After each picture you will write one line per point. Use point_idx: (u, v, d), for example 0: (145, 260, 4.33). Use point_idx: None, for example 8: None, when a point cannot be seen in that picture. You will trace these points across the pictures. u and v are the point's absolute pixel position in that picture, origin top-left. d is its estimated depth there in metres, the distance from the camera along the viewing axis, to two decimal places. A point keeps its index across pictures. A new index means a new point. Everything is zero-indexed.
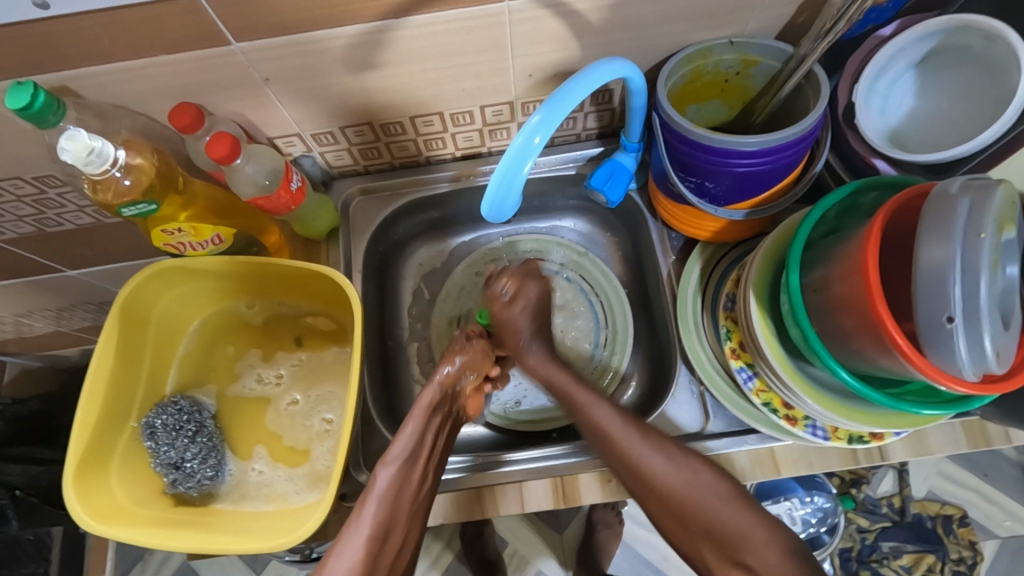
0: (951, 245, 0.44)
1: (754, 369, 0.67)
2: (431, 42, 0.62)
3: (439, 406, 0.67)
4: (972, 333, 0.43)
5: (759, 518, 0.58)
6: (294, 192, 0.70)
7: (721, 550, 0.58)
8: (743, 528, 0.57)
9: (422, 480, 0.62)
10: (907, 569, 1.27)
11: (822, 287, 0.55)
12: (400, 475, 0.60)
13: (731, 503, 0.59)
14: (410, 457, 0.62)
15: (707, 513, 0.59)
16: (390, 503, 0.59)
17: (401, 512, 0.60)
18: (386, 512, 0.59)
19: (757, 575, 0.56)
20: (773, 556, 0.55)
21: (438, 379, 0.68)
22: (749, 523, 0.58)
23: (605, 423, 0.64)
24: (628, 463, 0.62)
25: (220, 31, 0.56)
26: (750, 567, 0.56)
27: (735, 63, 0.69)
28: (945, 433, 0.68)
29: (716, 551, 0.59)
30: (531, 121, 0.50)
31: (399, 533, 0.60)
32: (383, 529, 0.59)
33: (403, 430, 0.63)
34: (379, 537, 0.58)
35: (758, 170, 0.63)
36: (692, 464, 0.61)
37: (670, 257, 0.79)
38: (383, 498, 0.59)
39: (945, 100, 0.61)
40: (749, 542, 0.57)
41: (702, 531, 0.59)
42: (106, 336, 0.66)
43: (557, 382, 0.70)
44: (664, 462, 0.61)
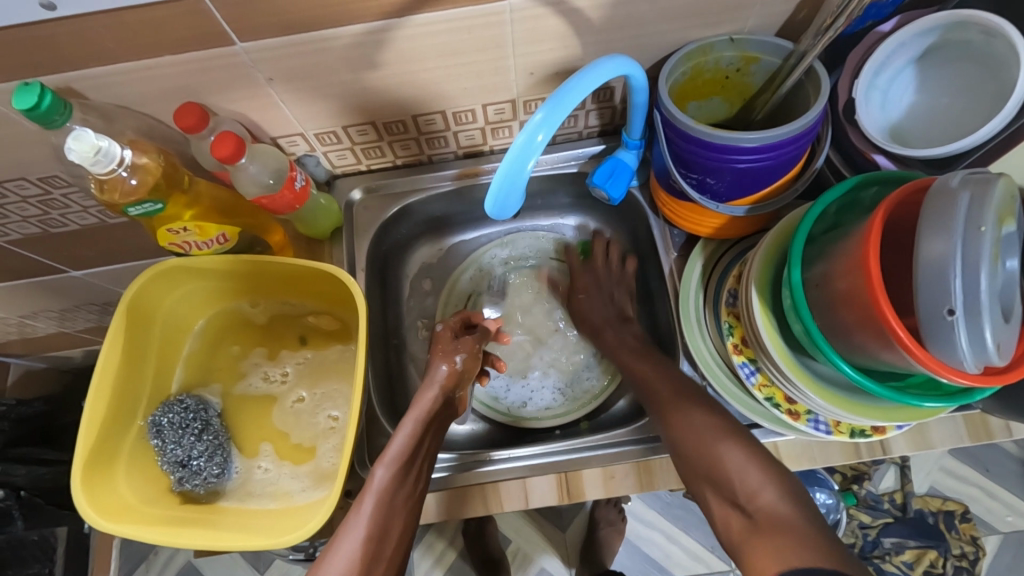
0: (951, 240, 0.44)
1: (757, 364, 0.68)
2: (432, 41, 0.63)
3: (440, 407, 0.70)
4: (974, 325, 0.44)
5: (758, 460, 0.57)
6: (298, 191, 0.71)
7: (722, 495, 0.57)
8: (744, 472, 0.56)
9: (415, 483, 0.63)
10: (909, 565, 1.27)
11: (824, 283, 0.56)
12: (394, 473, 0.62)
13: (732, 443, 0.59)
14: (401, 459, 0.63)
15: (712, 456, 0.59)
16: (385, 505, 0.60)
17: (396, 514, 0.61)
18: (380, 516, 0.60)
19: (753, 515, 0.54)
20: (770, 498, 0.54)
21: (434, 379, 0.72)
22: (748, 464, 0.57)
23: (652, 380, 0.69)
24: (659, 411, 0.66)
25: (223, 32, 0.56)
26: (744, 507, 0.55)
27: (735, 60, 0.69)
28: (947, 427, 0.68)
29: (716, 493, 0.58)
30: (534, 118, 0.50)
31: (396, 537, 0.60)
32: (381, 532, 0.59)
33: (400, 428, 0.65)
34: (375, 534, 0.59)
35: (759, 167, 0.63)
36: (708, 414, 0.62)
37: (672, 254, 0.80)
38: (378, 499, 0.60)
39: (945, 96, 0.62)
40: (751, 481, 0.56)
41: (705, 473, 0.59)
42: (112, 337, 0.66)
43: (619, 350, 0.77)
44: (689, 409, 0.63)
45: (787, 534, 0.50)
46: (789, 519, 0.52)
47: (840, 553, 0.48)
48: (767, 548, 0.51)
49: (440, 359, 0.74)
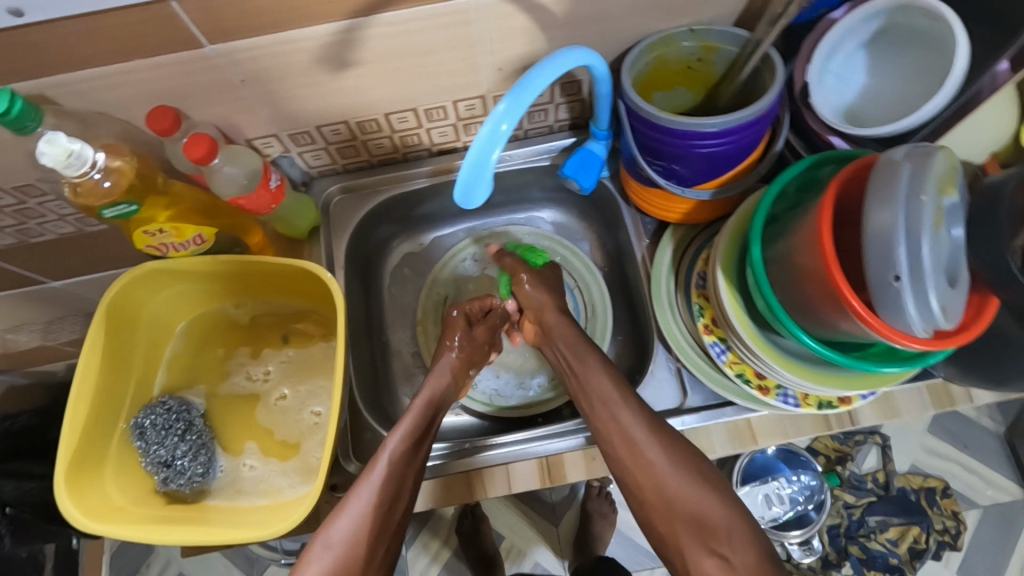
0: (894, 209, 0.46)
1: (727, 343, 0.70)
2: (401, 40, 0.64)
3: (450, 385, 0.75)
4: (919, 290, 0.46)
5: (722, 497, 0.61)
6: (273, 190, 0.71)
7: (702, 542, 0.59)
8: (730, 529, 0.59)
9: (423, 455, 0.66)
10: (893, 542, 1.31)
11: (787, 260, 0.58)
12: (407, 441, 0.65)
13: (709, 494, 0.61)
14: (412, 429, 0.66)
15: (695, 507, 0.60)
16: (396, 475, 0.62)
17: (406, 484, 0.63)
18: (391, 483, 0.62)
19: (730, 562, 0.58)
20: (747, 553, 0.58)
21: (444, 368, 0.76)
22: (716, 503, 0.61)
23: (601, 391, 0.67)
24: (626, 438, 0.64)
25: (193, 35, 0.57)
26: (725, 559, 0.58)
27: (696, 49, 0.71)
28: (912, 397, 0.71)
29: (693, 538, 0.60)
30: (498, 109, 0.52)
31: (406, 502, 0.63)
32: (390, 503, 0.61)
33: (408, 411, 0.69)
34: (385, 501, 0.61)
35: (722, 151, 0.65)
36: (683, 464, 0.62)
37: (644, 241, 0.82)
38: (392, 464, 0.62)
39: (894, 77, 0.64)
40: (730, 532, 0.59)
41: (682, 517, 0.61)
42: (93, 340, 0.67)
43: (580, 368, 0.71)
44: (671, 457, 0.63)
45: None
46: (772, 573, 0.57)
47: None
48: None
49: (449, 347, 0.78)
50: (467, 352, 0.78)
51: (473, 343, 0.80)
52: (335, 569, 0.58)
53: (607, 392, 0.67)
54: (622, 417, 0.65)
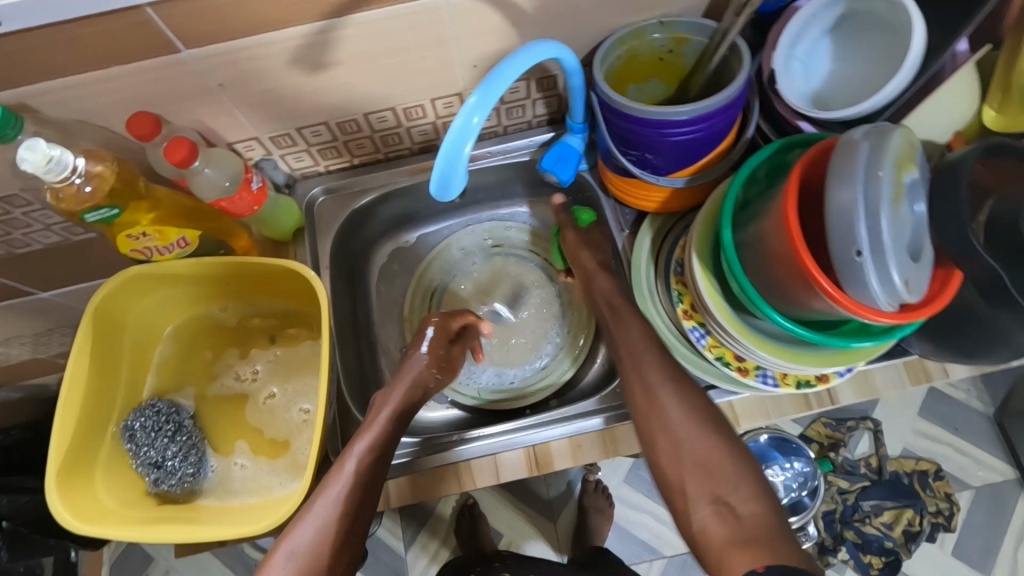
0: (852, 186, 0.48)
1: (706, 327, 0.71)
2: (375, 39, 0.66)
3: (419, 399, 0.74)
4: (879, 264, 0.48)
5: (733, 449, 0.59)
6: (256, 192, 0.72)
7: (707, 492, 0.57)
8: (732, 477, 0.57)
9: (390, 460, 0.67)
10: (888, 525, 1.34)
11: (758, 242, 0.59)
12: (374, 448, 0.66)
13: (718, 440, 0.60)
14: (380, 437, 0.67)
15: (699, 453, 0.59)
16: (359, 486, 0.63)
17: (369, 495, 0.64)
18: (356, 490, 0.63)
19: (736, 514, 0.55)
20: (753, 506, 0.55)
21: (416, 379, 0.75)
22: (726, 454, 0.59)
23: (627, 340, 0.70)
24: (642, 383, 0.65)
25: (170, 40, 0.59)
26: (730, 507, 0.56)
27: (667, 41, 0.73)
28: (889, 374, 0.73)
29: (699, 486, 0.58)
30: (469, 102, 0.53)
31: (372, 506, 0.64)
32: (355, 509, 0.63)
33: (372, 422, 0.69)
34: (348, 512, 0.62)
35: (693, 138, 0.67)
36: (698, 413, 0.62)
37: (624, 231, 0.83)
38: (358, 472, 0.64)
39: (857, 62, 0.66)
40: (737, 485, 0.57)
41: (691, 463, 0.59)
42: (81, 346, 0.67)
43: (619, 315, 0.72)
44: (688, 406, 0.62)
45: (774, 550, 0.51)
46: (773, 529, 0.53)
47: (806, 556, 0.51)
48: (748, 559, 0.51)
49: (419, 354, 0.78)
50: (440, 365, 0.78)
51: (444, 350, 0.79)
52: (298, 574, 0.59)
53: (635, 341, 0.69)
54: (643, 365, 0.67)
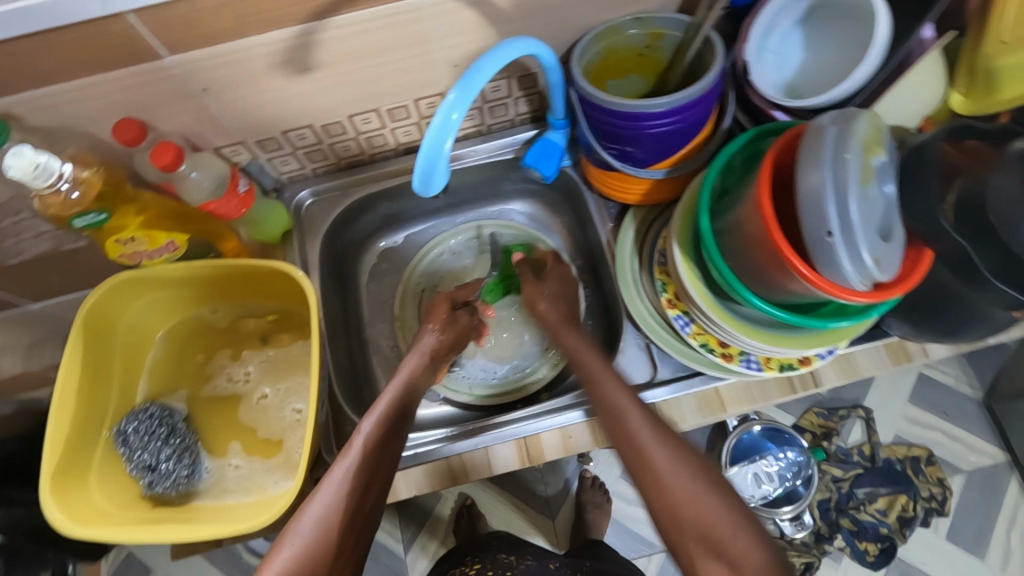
0: (821, 169, 0.49)
1: (690, 315, 0.72)
2: (356, 41, 0.67)
3: (426, 370, 0.73)
4: (850, 243, 0.49)
5: (727, 500, 0.53)
6: (243, 195, 0.74)
7: (711, 553, 0.51)
8: (737, 537, 0.51)
9: (399, 438, 0.64)
10: (882, 512, 1.35)
11: (735, 228, 0.61)
12: (381, 426, 0.63)
13: (712, 495, 0.53)
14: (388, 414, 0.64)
15: (701, 515, 0.52)
16: (369, 460, 0.60)
17: (380, 469, 0.61)
18: (367, 466, 0.59)
19: None
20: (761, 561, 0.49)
21: (423, 346, 0.74)
22: (720, 503, 0.53)
23: (602, 378, 0.64)
24: (622, 428, 0.60)
25: (153, 46, 0.59)
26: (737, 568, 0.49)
27: (643, 37, 0.74)
28: (871, 356, 0.74)
29: (700, 548, 0.52)
30: (448, 98, 0.54)
31: (380, 487, 0.60)
32: (364, 488, 0.58)
33: (380, 397, 0.67)
34: (359, 486, 0.58)
35: (671, 130, 0.68)
36: (690, 464, 0.56)
37: (608, 224, 0.85)
38: (368, 446, 0.61)
39: (826, 50, 0.68)
40: (741, 543, 0.50)
41: (688, 524, 0.53)
42: (73, 351, 0.68)
43: (593, 374, 0.65)
44: (680, 457, 0.56)
45: None
46: None
47: None
48: None
49: (429, 331, 0.77)
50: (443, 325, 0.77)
51: (448, 314, 0.79)
52: (304, 559, 0.54)
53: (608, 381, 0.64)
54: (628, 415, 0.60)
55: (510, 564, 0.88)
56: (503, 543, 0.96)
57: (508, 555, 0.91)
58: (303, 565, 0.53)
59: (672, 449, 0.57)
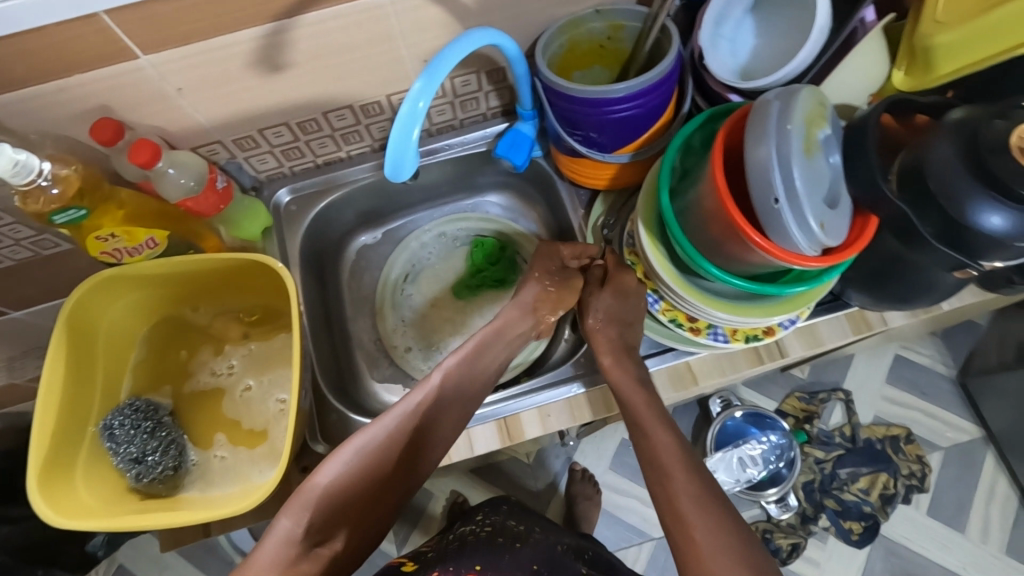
0: (765, 140, 0.52)
1: (659, 293, 0.75)
2: (326, 38, 0.69)
3: (524, 322, 0.74)
4: (795, 208, 0.52)
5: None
6: (221, 191, 0.75)
7: None
8: None
9: (474, 383, 0.69)
10: (865, 491, 1.39)
11: (694, 203, 0.64)
12: (458, 368, 0.68)
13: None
14: (472, 358, 0.69)
15: None
16: (441, 397, 0.66)
17: (445, 407, 0.66)
18: (438, 400, 0.65)
19: None
20: None
21: (526, 297, 0.74)
22: None
23: (649, 422, 0.64)
24: (665, 489, 0.58)
25: (127, 46, 0.61)
26: None
27: (604, 29, 0.78)
28: (833, 326, 0.78)
29: None
30: (413, 89, 0.57)
31: (445, 424, 0.66)
32: (426, 420, 0.64)
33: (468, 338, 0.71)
34: (425, 417, 0.64)
35: (632, 115, 0.71)
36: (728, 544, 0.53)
37: (580, 210, 0.87)
38: (444, 382, 0.66)
39: (774, 34, 0.72)
40: None
41: None
42: (54, 350, 0.69)
43: (641, 420, 0.65)
44: (720, 541, 0.53)
45: None
46: None
47: None
48: None
49: (531, 282, 0.75)
50: (553, 277, 0.74)
51: (556, 266, 0.76)
52: (364, 469, 0.59)
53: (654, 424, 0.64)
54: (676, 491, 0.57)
55: (520, 534, 0.83)
56: (514, 509, 0.91)
57: (520, 524, 0.86)
58: (359, 478, 0.58)
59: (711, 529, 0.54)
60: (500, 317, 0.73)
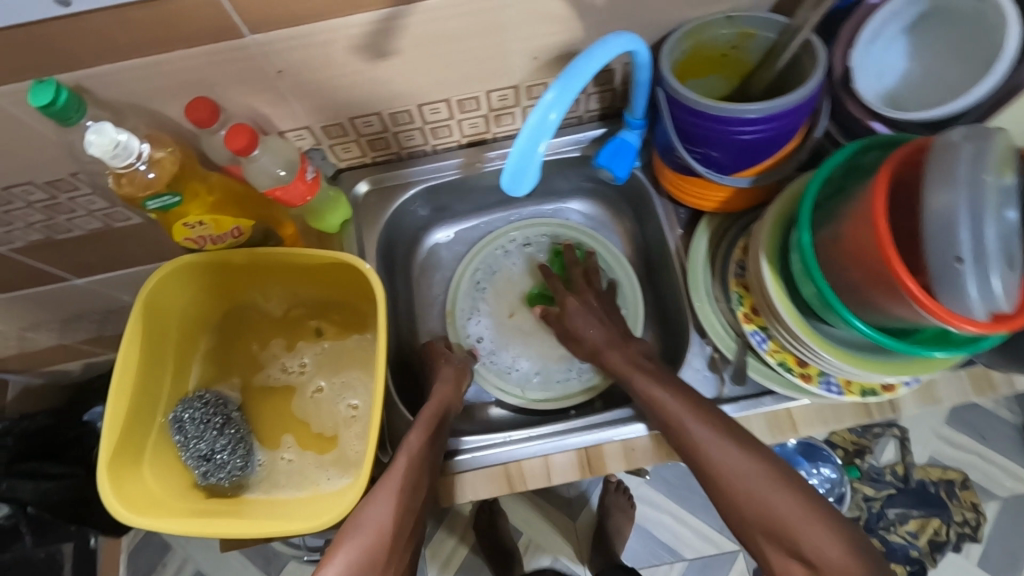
0: (954, 190, 0.46)
1: (768, 332, 0.69)
2: (438, 29, 0.64)
3: (455, 390, 0.77)
4: (982, 271, 0.46)
5: (813, 504, 0.56)
6: (310, 182, 0.70)
7: (784, 547, 0.56)
8: (811, 531, 0.55)
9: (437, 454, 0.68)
10: (913, 534, 1.32)
11: (835, 243, 0.57)
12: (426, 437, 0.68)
13: (784, 491, 0.57)
14: (430, 428, 0.69)
15: (769, 513, 0.57)
16: (418, 463, 0.65)
17: (426, 469, 0.66)
18: (413, 476, 0.64)
19: (818, 568, 0.54)
20: (837, 554, 0.53)
21: (446, 378, 0.79)
22: (800, 507, 0.56)
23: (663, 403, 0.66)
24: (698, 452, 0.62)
25: (236, 24, 0.57)
26: (810, 561, 0.55)
27: (732, 37, 0.71)
28: (952, 383, 0.71)
29: (776, 547, 0.57)
30: (546, 98, 0.51)
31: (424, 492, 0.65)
32: (411, 488, 0.63)
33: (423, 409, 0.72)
34: (410, 486, 0.63)
35: (761, 137, 0.65)
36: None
37: (678, 230, 0.81)
38: (411, 461, 0.64)
39: (937, 60, 0.64)
40: (816, 532, 0.55)
41: (763, 530, 0.57)
42: (131, 335, 0.66)
43: (665, 409, 0.65)
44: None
45: None
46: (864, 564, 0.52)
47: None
48: None
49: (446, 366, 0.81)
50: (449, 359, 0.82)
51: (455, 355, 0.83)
52: (368, 549, 0.59)
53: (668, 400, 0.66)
54: (803, 539, 0.55)
55: None
56: None
57: None
58: (367, 556, 0.59)
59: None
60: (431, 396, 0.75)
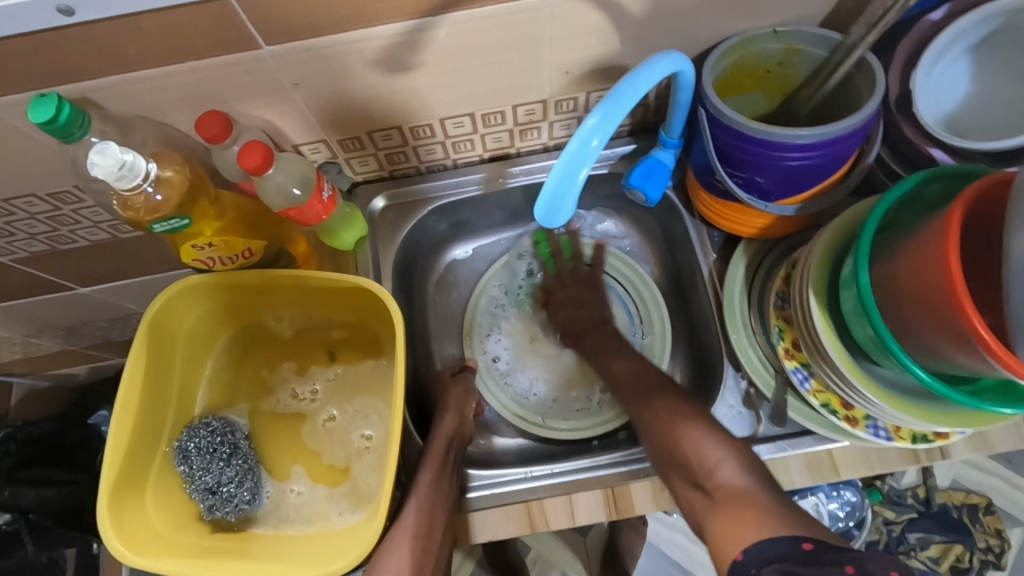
0: None
1: (810, 370, 0.65)
2: (465, 40, 0.60)
3: (457, 421, 0.72)
4: None
5: (716, 433, 0.59)
6: (325, 202, 0.66)
7: (688, 480, 0.58)
8: (713, 450, 0.57)
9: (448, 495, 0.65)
10: (935, 560, 1.23)
11: (892, 283, 0.53)
12: (434, 478, 0.65)
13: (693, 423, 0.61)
14: (440, 465, 0.66)
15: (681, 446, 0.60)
16: (427, 506, 0.63)
17: (438, 510, 0.64)
18: (423, 522, 0.63)
19: (711, 495, 0.55)
20: (728, 472, 0.56)
21: (455, 406, 0.74)
22: (701, 432, 0.59)
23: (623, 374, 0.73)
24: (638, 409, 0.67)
25: (251, 35, 0.53)
26: (707, 492, 0.56)
27: (777, 52, 0.66)
28: (1007, 430, 0.66)
29: (682, 479, 0.59)
30: (588, 124, 0.47)
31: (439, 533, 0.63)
32: (423, 535, 0.62)
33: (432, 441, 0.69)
34: (421, 529, 0.62)
35: (810, 164, 0.60)
36: (747, 510, 0.51)
37: (711, 255, 0.77)
38: (419, 507, 0.63)
39: (1002, 85, 0.60)
40: (713, 453, 0.57)
41: (673, 464, 0.60)
42: (134, 363, 0.63)
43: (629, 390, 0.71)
44: (737, 513, 0.51)
45: (752, 505, 0.51)
46: (750, 494, 0.52)
47: (792, 516, 0.49)
48: (730, 517, 0.52)
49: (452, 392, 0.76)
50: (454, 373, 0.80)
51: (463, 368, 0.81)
52: None
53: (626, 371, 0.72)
54: (700, 460, 0.58)
55: None
56: None
57: None
58: None
59: (739, 521, 0.51)
60: (440, 426, 0.71)
